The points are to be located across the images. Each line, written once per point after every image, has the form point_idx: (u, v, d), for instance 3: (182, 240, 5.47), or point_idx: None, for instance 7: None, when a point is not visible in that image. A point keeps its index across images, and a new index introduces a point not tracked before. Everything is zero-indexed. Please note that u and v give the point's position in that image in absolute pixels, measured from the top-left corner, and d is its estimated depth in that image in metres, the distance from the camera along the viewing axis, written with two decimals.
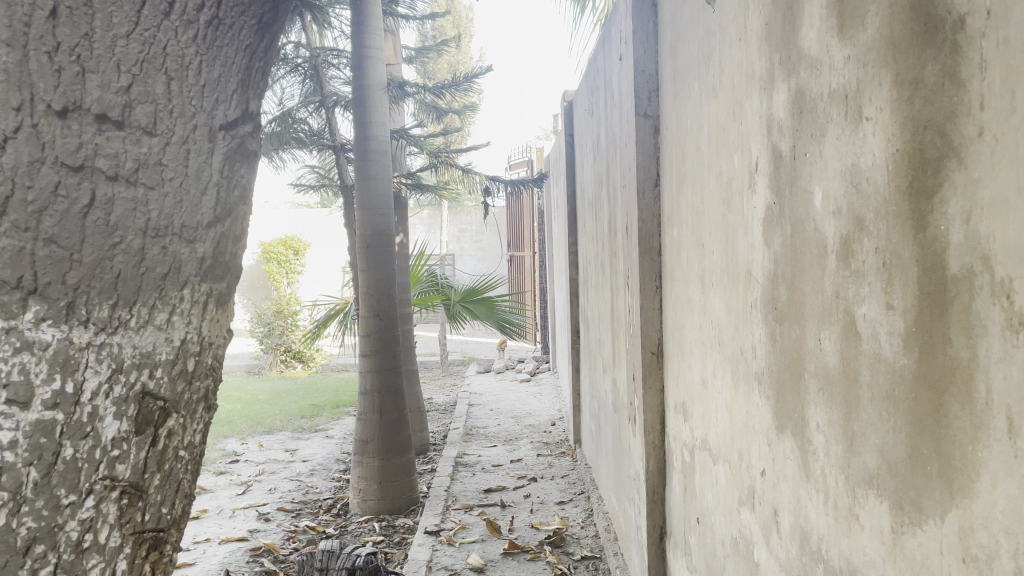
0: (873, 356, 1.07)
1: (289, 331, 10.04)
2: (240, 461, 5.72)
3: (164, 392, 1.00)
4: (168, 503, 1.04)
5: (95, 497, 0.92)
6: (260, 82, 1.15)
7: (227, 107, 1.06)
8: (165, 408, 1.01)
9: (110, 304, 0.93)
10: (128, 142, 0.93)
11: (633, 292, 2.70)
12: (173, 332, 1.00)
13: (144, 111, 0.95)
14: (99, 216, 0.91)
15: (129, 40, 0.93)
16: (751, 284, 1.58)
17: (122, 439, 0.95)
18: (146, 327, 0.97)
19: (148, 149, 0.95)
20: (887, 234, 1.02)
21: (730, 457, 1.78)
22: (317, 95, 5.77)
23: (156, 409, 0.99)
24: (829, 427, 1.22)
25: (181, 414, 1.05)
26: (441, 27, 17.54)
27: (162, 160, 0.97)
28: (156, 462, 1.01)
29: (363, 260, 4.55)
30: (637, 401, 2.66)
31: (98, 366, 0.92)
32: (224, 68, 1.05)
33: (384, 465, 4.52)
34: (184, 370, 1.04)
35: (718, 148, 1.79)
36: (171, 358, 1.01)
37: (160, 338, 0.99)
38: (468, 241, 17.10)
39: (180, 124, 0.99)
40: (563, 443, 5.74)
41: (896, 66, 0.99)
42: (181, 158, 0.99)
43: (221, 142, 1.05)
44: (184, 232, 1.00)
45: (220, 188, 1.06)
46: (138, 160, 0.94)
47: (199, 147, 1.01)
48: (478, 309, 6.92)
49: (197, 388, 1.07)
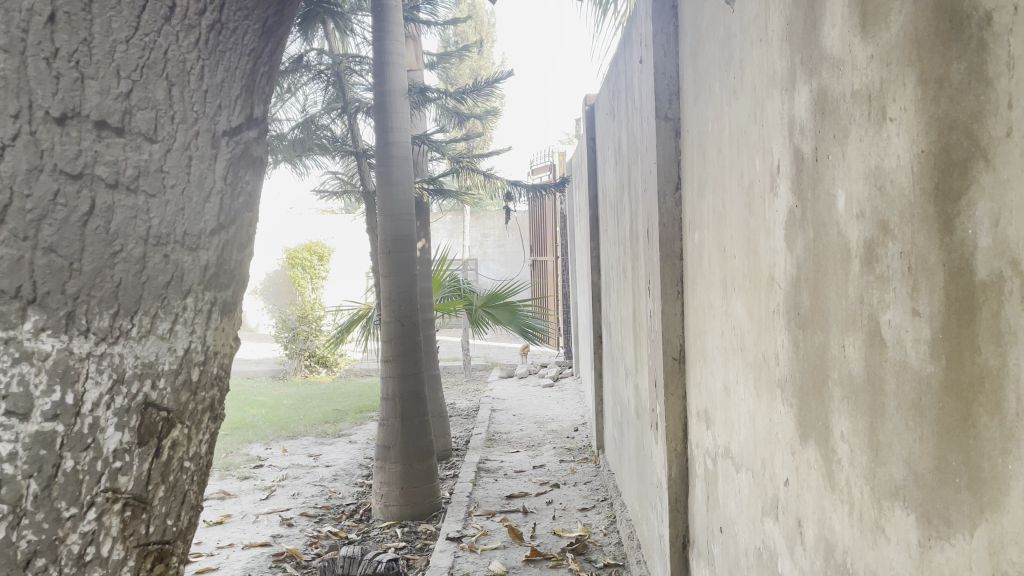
0: (899, 364, 1.03)
1: (313, 336, 10.08)
2: (264, 466, 5.74)
3: (166, 403, 1.07)
4: (172, 514, 1.11)
5: (97, 509, 0.99)
6: (264, 87, 1.22)
7: (229, 113, 1.13)
8: (168, 419, 1.08)
9: (111, 314, 0.99)
10: (128, 149, 1.00)
11: (654, 298, 2.67)
12: (176, 341, 1.07)
13: (144, 117, 1.01)
14: (99, 224, 0.97)
15: (129, 46, 0.99)
16: (774, 289, 1.55)
17: (124, 450, 1.02)
18: (149, 338, 1.04)
19: (148, 155, 1.02)
20: (912, 237, 0.99)
21: (752, 466, 1.75)
22: (339, 101, 5.79)
23: (158, 420, 1.07)
24: (853, 437, 1.18)
25: (185, 425, 1.12)
26: (464, 32, 17.57)
27: (163, 167, 1.04)
28: (160, 472, 1.08)
29: (385, 266, 4.55)
30: (659, 407, 2.63)
31: (98, 377, 0.98)
32: (227, 72, 1.12)
33: (407, 471, 4.51)
34: (187, 380, 1.11)
35: (740, 151, 1.76)
36: (173, 370, 1.08)
37: (163, 348, 1.06)
38: (491, 246, 17.09)
39: (181, 129, 1.05)
40: (586, 449, 5.70)
41: (920, 66, 0.96)
42: (182, 164, 1.06)
43: (222, 147, 1.12)
44: (186, 240, 1.07)
45: (223, 194, 1.13)
46: (138, 168, 1.01)
47: (201, 153, 1.09)
48: (500, 314, 6.90)
49: (202, 398, 1.15)
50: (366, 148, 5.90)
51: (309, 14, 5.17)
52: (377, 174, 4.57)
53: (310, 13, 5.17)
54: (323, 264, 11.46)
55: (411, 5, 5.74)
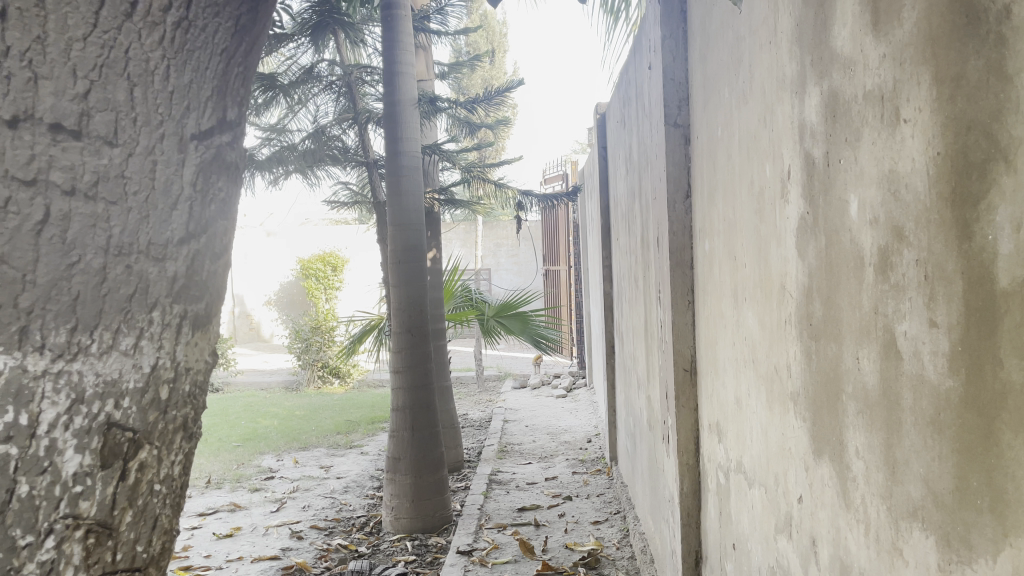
0: (916, 377, 0.98)
1: (326, 347, 10.07)
2: (275, 478, 5.71)
3: (132, 423, 1.09)
4: (143, 540, 1.14)
5: (56, 536, 1.01)
6: (239, 88, 1.25)
7: (198, 116, 1.15)
8: (135, 439, 1.10)
9: (68, 330, 1.01)
10: (86, 154, 1.01)
11: (666, 307, 2.61)
12: (141, 358, 1.09)
13: (103, 119, 1.03)
14: (54, 233, 0.99)
15: (86, 43, 1.01)
16: (785, 298, 1.50)
17: (85, 473, 1.04)
18: (111, 354, 1.06)
19: (108, 160, 1.03)
20: (929, 243, 0.93)
21: (766, 482, 1.69)
22: (350, 112, 5.80)
23: (123, 441, 1.08)
24: (869, 454, 1.13)
25: (155, 446, 1.14)
26: (476, 42, 17.60)
27: (125, 171, 1.05)
28: (128, 494, 1.10)
29: (394, 276, 4.52)
30: (671, 419, 2.57)
31: (55, 397, 1.01)
32: (195, 73, 1.14)
33: (417, 483, 4.47)
34: (155, 398, 1.13)
35: (751, 156, 1.71)
36: (140, 388, 1.10)
37: (127, 365, 1.08)
38: (504, 256, 17.07)
39: (144, 132, 1.07)
40: (599, 460, 5.64)
41: (935, 63, 0.91)
42: (146, 169, 1.08)
43: (191, 152, 1.14)
44: (151, 250, 1.09)
45: (193, 201, 1.15)
46: (98, 173, 1.02)
47: (166, 158, 1.10)
48: (512, 325, 6.86)
49: (173, 417, 1.17)
50: (377, 159, 5.89)
51: (319, 25, 5.18)
52: (387, 184, 4.54)
53: (320, 24, 5.18)
54: (337, 274, 11.47)
55: (422, 15, 5.72)
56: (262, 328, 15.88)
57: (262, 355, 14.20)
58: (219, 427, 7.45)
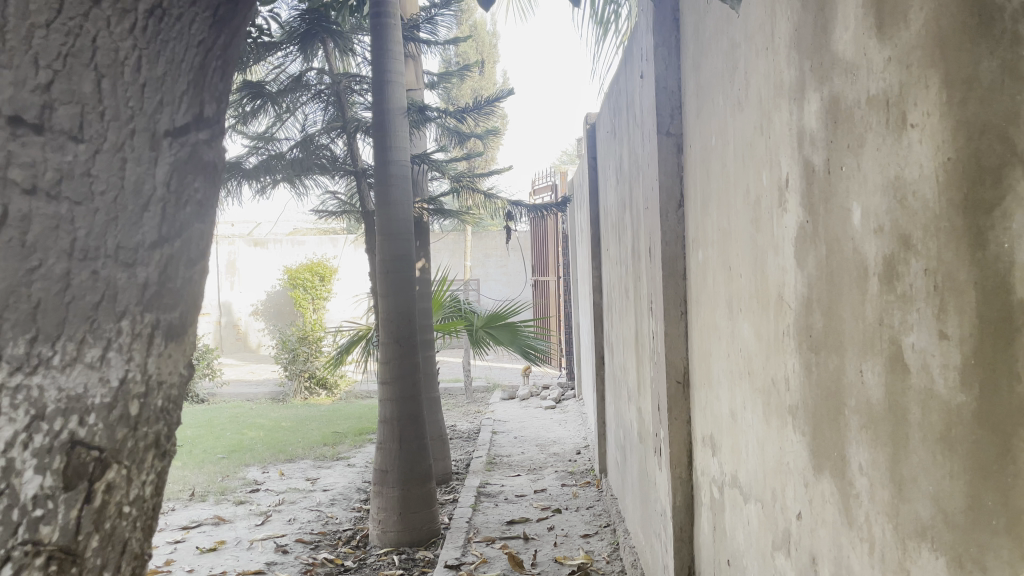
0: (925, 392, 0.94)
1: (313, 357, 9.97)
2: (260, 490, 5.63)
3: (98, 441, 1.08)
4: (111, 565, 1.12)
5: (14, 565, 0.99)
6: (217, 82, 1.25)
7: (172, 111, 1.14)
8: (101, 458, 1.08)
9: (27, 340, 1.00)
10: (48, 149, 1.01)
11: (657, 318, 2.58)
12: (107, 371, 1.09)
13: (66, 112, 1.02)
14: (14, 237, 0.99)
15: (48, 30, 1.00)
16: (783, 308, 1.46)
17: (46, 495, 1.02)
18: (76, 367, 1.05)
19: (73, 156, 1.03)
20: (939, 250, 0.90)
21: (762, 497, 1.65)
22: (339, 120, 5.75)
23: (88, 461, 1.07)
24: (874, 470, 1.09)
25: (123, 465, 1.12)
26: (467, 53, 17.59)
27: (91, 171, 1.04)
28: (92, 517, 1.08)
29: (382, 286, 4.46)
30: (663, 431, 2.54)
31: (13, 413, 1.00)
32: (170, 65, 1.14)
33: (405, 495, 4.40)
34: (125, 414, 1.12)
35: (746, 164, 1.68)
36: (106, 404, 1.09)
37: (93, 379, 1.07)
38: (493, 265, 17.03)
39: (113, 127, 1.06)
40: (588, 472, 5.59)
41: (944, 63, 0.88)
42: (114, 166, 1.07)
43: (164, 149, 1.14)
44: (120, 254, 1.08)
45: (166, 203, 1.14)
46: (60, 172, 1.02)
47: (137, 155, 1.09)
48: (501, 335, 6.80)
49: (144, 433, 1.16)
50: (367, 168, 5.85)
51: (308, 33, 5.15)
52: (376, 193, 4.50)
53: (308, 32, 5.16)
54: (325, 283, 11.39)
55: (411, 24, 5.66)
56: (249, 337, 15.75)
57: (249, 366, 14.06)
58: (204, 438, 7.36)
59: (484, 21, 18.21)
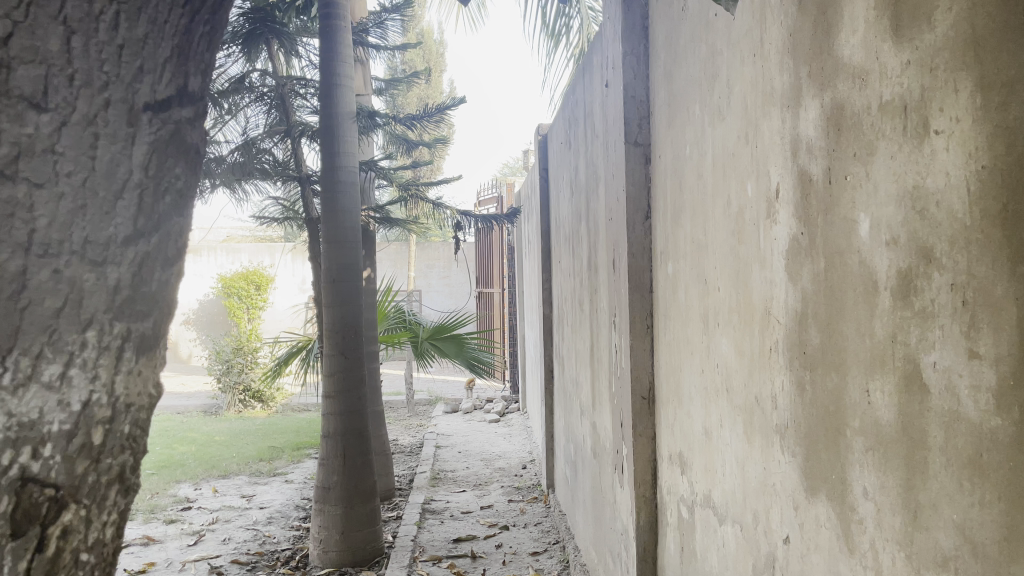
0: (948, 413, 0.89)
1: (248, 369, 9.65)
2: (192, 508, 5.38)
3: (54, 477, 0.88)
4: None
5: None
6: (204, 51, 1.03)
7: (155, 80, 0.94)
8: (57, 498, 0.89)
9: None
10: (6, 118, 0.82)
11: (621, 332, 2.52)
12: (69, 394, 0.89)
13: (27, 74, 0.83)
14: None
15: None
16: (770, 323, 1.41)
17: None
18: (29, 389, 0.85)
19: (34, 128, 0.84)
20: (969, 264, 0.85)
21: (741, 520, 1.59)
22: (282, 124, 5.56)
23: (42, 501, 0.87)
24: (881, 495, 1.04)
25: (82, 504, 0.92)
26: (414, 60, 17.43)
27: (57, 146, 0.85)
28: (45, 568, 0.89)
29: (327, 296, 4.31)
30: (625, 448, 2.48)
31: None
32: (151, 25, 0.93)
33: (348, 513, 4.25)
34: (86, 445, 0.91)
35: (727, 174, 1.63)
36: (65, 434, 0.89)
37: (51, 403, 0.87)
38: (435, 276, 16.86)
39: (83, 95, 0.87)
40: (535, 488, 5.52)
41: (978, 68, 0.83)
42: (84, 142, 0.87)
43: (143, 126, 0.93)
44: (87, 253, 0.88)
45: (143, 189, 0.94)
46: (19, 144, 0.83)
47: (110, 131, 0.89)
48: (447, 348, 6.68)
49: (108, 467, 0.95)
50: (311, 174, 5.70)
51: (252, 34, 4.98)
52: (322, 201, 4.36)
53: (253, 33, 4.98)
54: (261, 293, 11.07)
55: (360, 28, 5.54)
56: (179, 347, 15.26)
57: (180, 377, 13.58)
58: None
59: (431, 29, 18.09)
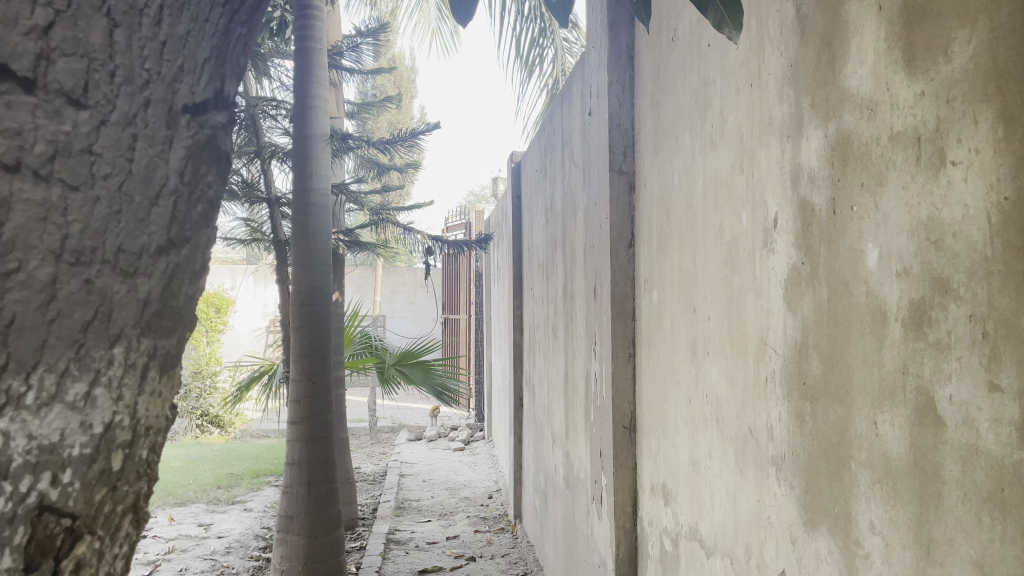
0: (966, 447, 0.88)
1: (207, 394, 9.46)
2: (148, 537, 5.18)
3: (74, 506, 0.73)
4: None
5: None
6: (242, 54, 0.92)
7: (195, 80, 0.81)
8: (73, 528, 0.74)
9: None
10: (41, 115, 0.69)
11: (601, 359, 2.50)
12: (94, 416, 0.74)
13: (68, 67, 0.70)
14: None
15: None
16: (766, 354, 1.41)
17: None
18: (53, 410, 0.70)
19: (71, 127, 0.70)
20: (990, 297, 0.85)
21: (731, 553, 1.56)
22: (252, 145, 5.48)
23: (58, 532, 0.72)
24: (889, 529, 1.02)
25: (97, 536, 0.77)
26: (385, 86, 17.46)
27: (94, 147, 0.71)
28: None
29: (296, 319, 4.24)
30: (604, 479, 2.45)
31: None
32: (194, 23, 0.82)
33: (311, 543, 4.13)
34: (106, 472, 0.76)
35: (720, 203, 1.63)
36: (86, 459, 0.73)
37: (73, 424, 0.72)
38: (400, 302, 16.75)
39: (124, 93, 0.74)
40: (501, 518, 5.45)
41: (1001, 100, 0.83)
42: (122, 144, 0.74)
43: (181, 129, 0.80)
44: (121, 259, 0.74)
45: (179, 197, 0.80)
46: (55, 144, 0.69)
47: (151, 132, 0.76)
48: (413, 374, 6.60)
49: (123, 495, 0.80)
50: (281, 198, 5.60)
51: None
52: (293, 224, 4.30)
53: None
54: (221, 315, 10.86)
55: (335, 51, 5.47)
56: None
57: None
58: None
59: (403, 55, 18.18)
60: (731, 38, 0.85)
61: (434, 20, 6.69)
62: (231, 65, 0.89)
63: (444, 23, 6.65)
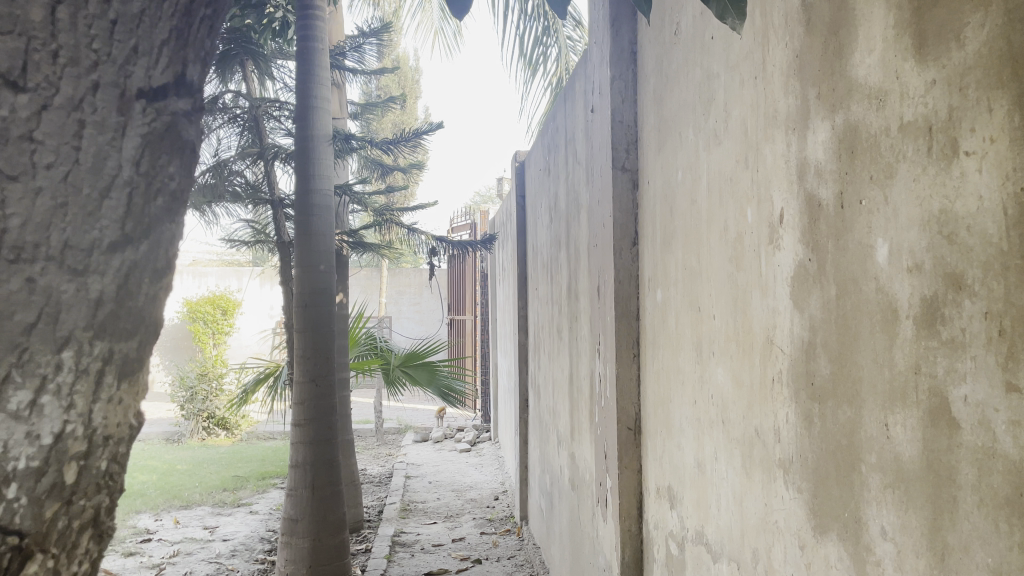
0: (982, 450, 0.84)
1: (213, 396, 9.44)
2: (153, 540, 5.16)
3: (19, 523, 0.78)
4: None
5: None
6: (205, 39, 0.99)
7: (150, 63, 0.88)
8: (21, 547, 0.79)
9: None
10: None
11: (605, 359, 2.46)
12: (41, 426, 0.80)
13: (3, 47, 0.77)
14: None
15: None
16: (772, 353, 1.37)
17: None
18: None
19: (8, 111, 0.77)
20: (1007, 291, 0.81)
21: (738, 558, 1.53)
22: (255, 146, 5.45)
23: (3, 551, 0.77)
24: (902, 536, 0.98)
25: (50, 554, 0.83)
26: (389, 86, 17.43)
27: (37, 133, 0.78)
28: None
29: (299, 320, 4.21)
30: (609, 480, 2.41)
31: None
32: (149, 4, 0.88)
33: (315, 547, 4.10)
34: (57, 485, 0.82)
35: (723, 199, 1.60)
36: (33, 471, 0.79)
37: (17, 433, 0.78)
38: (406, 303, 16.72)
39: (69, 76, 0.80)
40: (508, 520, 5.42)
41: (1018, 85, 0.80)
42: (68, 130, 0.80)
43: (136, 114, 0.87)
44: (69, 257, 0.80)
45: (135, 186, 0.87)
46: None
47: (99, 119, 0.83)
48: (419, 375, 6.57)
49: (79, 509, 0.86)
50: (284, 198, 5.62)
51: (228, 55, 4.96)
52: (296, 224, 4.28)
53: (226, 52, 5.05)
54: (226, 318, 10.88)
55: (337, 51, 5.43)
56: None
57: None
58: None
59: (407, 55, 18.14)
60: (734, 27, 0.88)
61: (437, 20, 6.66)
62: (193, 48, 0.96)
63: (447, 23, 6.62)
